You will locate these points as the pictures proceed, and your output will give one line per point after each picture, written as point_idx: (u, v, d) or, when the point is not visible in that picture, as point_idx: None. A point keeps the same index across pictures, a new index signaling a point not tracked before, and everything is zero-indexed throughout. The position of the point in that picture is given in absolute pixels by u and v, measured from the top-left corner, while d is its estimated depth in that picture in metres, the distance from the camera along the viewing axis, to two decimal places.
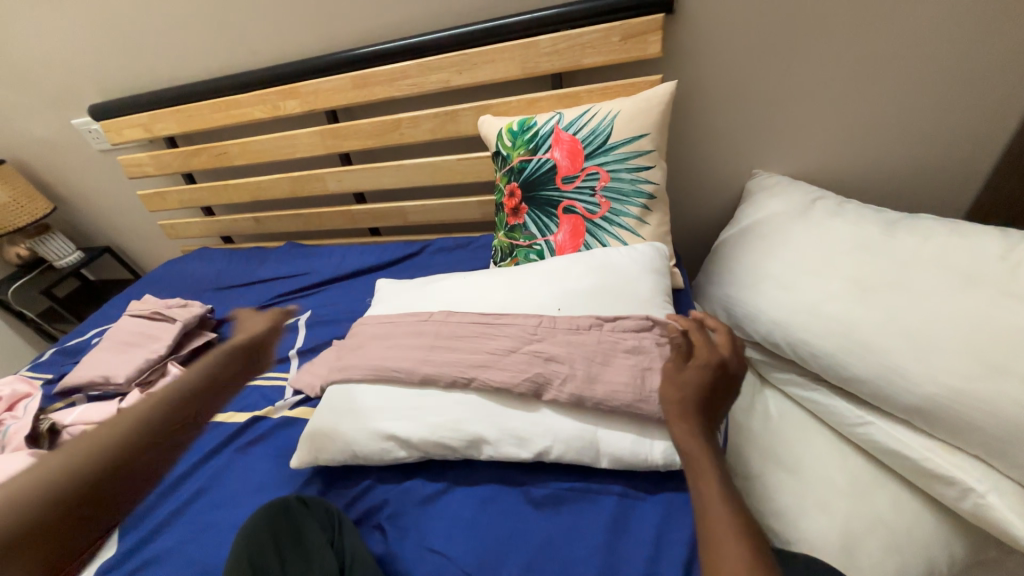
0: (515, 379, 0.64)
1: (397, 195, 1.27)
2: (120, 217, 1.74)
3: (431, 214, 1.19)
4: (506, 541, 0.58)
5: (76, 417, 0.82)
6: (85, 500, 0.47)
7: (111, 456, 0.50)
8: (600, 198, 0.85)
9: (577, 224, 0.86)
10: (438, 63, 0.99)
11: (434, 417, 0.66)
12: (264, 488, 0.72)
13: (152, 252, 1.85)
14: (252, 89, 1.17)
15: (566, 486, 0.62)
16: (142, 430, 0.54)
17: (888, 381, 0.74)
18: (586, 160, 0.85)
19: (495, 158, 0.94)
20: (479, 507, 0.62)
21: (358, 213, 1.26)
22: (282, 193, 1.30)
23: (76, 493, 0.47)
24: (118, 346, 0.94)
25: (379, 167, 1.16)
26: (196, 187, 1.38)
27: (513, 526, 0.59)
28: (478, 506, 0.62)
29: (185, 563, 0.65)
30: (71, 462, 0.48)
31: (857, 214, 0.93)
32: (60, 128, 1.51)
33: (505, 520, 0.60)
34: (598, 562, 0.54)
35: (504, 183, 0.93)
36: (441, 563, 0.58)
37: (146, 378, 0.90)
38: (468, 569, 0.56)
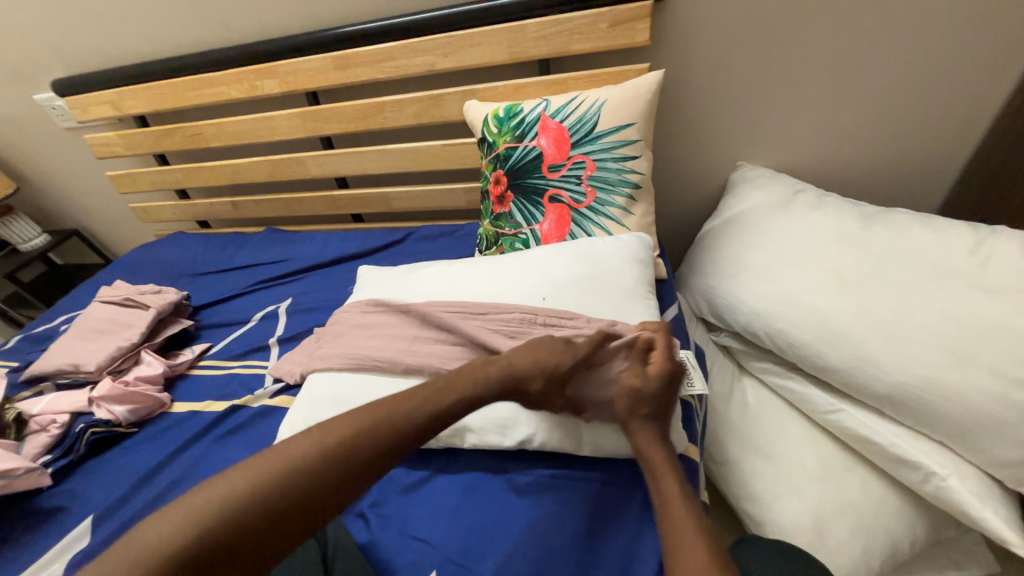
0: None
1: (381, 180, 1.25)
2: (89, 199, 1.67)
3: (416, 201, 1.17)
4: (490, 528, 0.59)
5: (44, 407, 0.79)
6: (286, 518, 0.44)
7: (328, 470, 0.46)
8: (586, 187, 0.84)
9: (563, 213, 0.85)
10: (422, 45, 0.96)
11: None
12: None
13: (124, 236, 1.79)
14: (228, 67, 1.13)
15: (548, 474, 0.62)
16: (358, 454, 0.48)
17: (862, 371, 0.76)
18: (573, 148, 0.84)
19: (481, 144, 0.93)
20: (463, 494, 0.62)
21: (340, 198, 1.23)
22: (261, 177, 1.26)
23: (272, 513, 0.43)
24: (87, 334, 0.91)
25: (362, 152, 1.13)
26: (169, 168, 1.33)
27: (497, 513, 0.60)
28: (461, 494, 0.62)
29: None
30: (275, 480, 0.44)
31: (836, 207, 0.94)
32: (21, 104, 1.43)
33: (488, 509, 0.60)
34: (580, 548, 0.55)
35: (490, 171, 0.91)
36: (424, 550, 0.58)
37: (118, 367, 0.87)
38: (451, 557, 0.57)
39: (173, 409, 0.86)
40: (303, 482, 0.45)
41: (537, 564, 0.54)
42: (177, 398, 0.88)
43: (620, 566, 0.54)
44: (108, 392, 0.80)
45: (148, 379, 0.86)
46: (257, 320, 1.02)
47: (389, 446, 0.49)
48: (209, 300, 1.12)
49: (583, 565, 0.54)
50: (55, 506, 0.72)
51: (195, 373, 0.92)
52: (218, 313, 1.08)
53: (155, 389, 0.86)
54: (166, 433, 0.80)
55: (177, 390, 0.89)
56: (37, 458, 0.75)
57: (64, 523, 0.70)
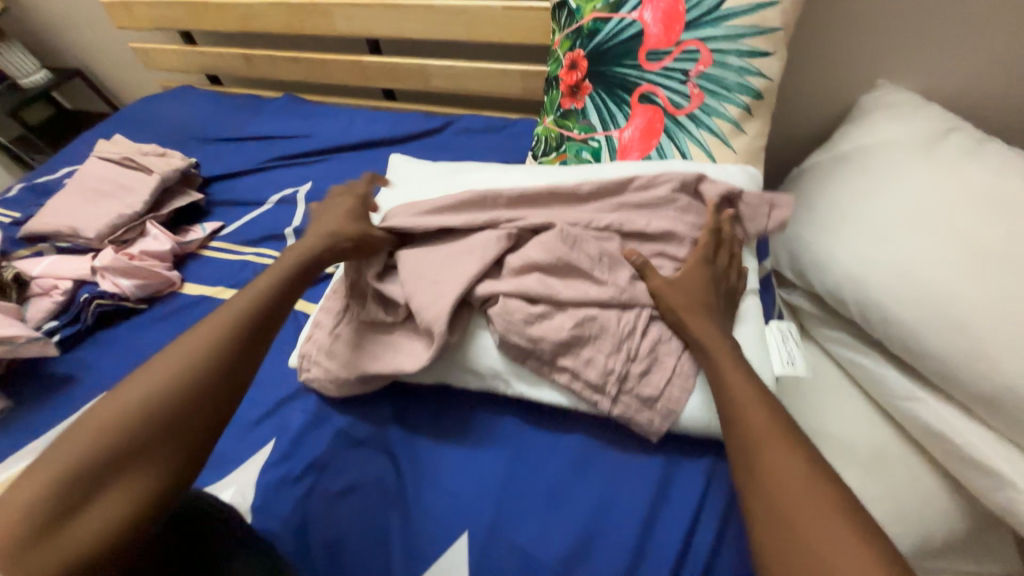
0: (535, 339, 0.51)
1: (419, 47, 1.02)
2: (85, 34, 1.44)
3: (461, 81, 0.97)
4: (554, 485, 0.51)
5: (47, 270, 0.73)
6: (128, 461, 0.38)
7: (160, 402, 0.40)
8: (693, 87, 0.64)
9: (654, 119, 0.66)
10: None
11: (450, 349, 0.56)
12: (257, 382, 0.66)
13: (126, 87, 1.58)
14: None
15: (584, 446, 0.53)
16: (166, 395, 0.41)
17: (968, 367, 0.61)
18: (686, 30, 0.63)
19: (558, 10, 0.71)
20: (522, 438, 0.55)
21: (370, 66, 1.03)
22: (275, 25, 1.04)
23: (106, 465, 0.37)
24: (86, 194, 0.81)
25: (401, 6, 0.90)
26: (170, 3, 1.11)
27: (565, 466, 0.52)
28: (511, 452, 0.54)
29: None
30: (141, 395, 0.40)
31: (998, 156, 0.71)
32: None
33: (554, 458, 0.53)
34: (637, 525, 0.48)
35: (564, 50, 0.71)
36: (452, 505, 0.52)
37: (121, 238, 0.78)
38: (486, 522, 0.51)
39: (184, 290, 0.78)
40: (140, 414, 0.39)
41: (584, 535, 0.48)
42: (188, 279, 0.80)
43: (682, 542, 0.47)
44: (112, 263, 0.73)
45: (155, 254, 0.78)
46: (273, 204, 0.91)
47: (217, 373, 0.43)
48: (219, 173, 0.99)
49: (637, 544, 0.47)
50: (68, 374, 0.69)
51: (206, 254, 0.84)
52: (232, 188, 0.96)
53: (164, 266, 0.78)
54: (177, 317, 0.74)
55: (188, 269, 0.81)
56: (43, 323, 0.70)
57: (77, 394, 0.67)
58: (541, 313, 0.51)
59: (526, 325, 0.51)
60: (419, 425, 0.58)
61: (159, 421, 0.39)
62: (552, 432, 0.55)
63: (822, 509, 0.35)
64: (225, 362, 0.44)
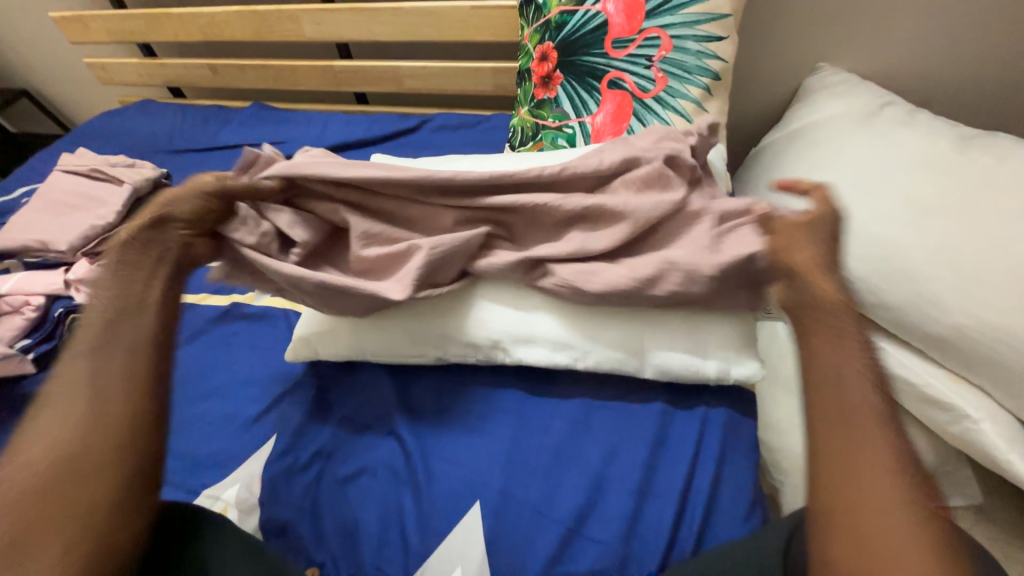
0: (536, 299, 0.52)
1: (389, 50, 1.04)
2: (31, 50, 1.38)
3: (433, 81, 0.99)
4: (559, 445, 0.53)
5: (14, 287, 0.70)
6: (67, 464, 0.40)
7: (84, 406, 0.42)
8: (657, 71, 0.69)
9: (623, 103, 0.71)
10: None
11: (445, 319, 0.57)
12: (251, 381, 0.65)
13: (78, 104, 1.52)
14: None
15: (584, 409, 0.56)
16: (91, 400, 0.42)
17: (920, 312, 0.67)
18: (646, 19, 0.68)
19: (526, 6, 0.75)
20: (523, 407, 0.57)
21: (341, 71, 1.04)
22: (240, 34, 1.03)
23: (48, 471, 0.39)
24: (53, 208, 0.78)
25: (370, 9, 0.92)
26: (127, 14, 1.08)
27: (568, 427, 0.55)
28: (516, 422, 0.56)
29: (173, 455, 0.60)
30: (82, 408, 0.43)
31: (928, 126, 0.79)
32: None
33: (557, 419, 0.55)
34: (640, 475, 0.51)
35: (534, 43, 0.75)
36: (460, 476, 0.53)
37: (94, 249, 0.75)
38: (495, 488, 0.52)
39: None
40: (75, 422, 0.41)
41: (590, 490, 0.50)
42: None
43: (683, 486, 0.50)
44: (87, 275, 0.71)
45: None
46: None
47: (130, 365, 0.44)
48: None
49: (641, 492, 0.50)
50: (46, 393, 0.66)
51: None
52: None
53: None
54: None
55: None
56: (15, 341, 0.66)
57: None
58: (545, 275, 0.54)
59: (527, 290, 0.53)
60: (424, 406, 0.59)
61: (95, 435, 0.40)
62: (553, 398, 0.57)
63: (882, 501, 0.35)
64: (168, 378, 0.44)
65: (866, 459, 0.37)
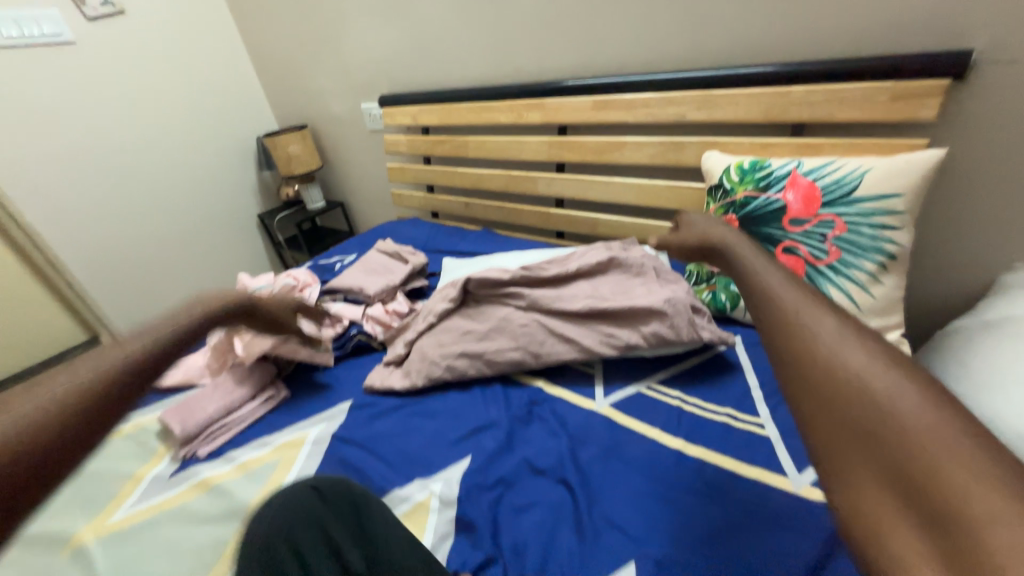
0: (535, 325, 0.90)
1: (593, 206, 1.40)
2: (360, 182, 2.20)
3: (624, 230, 1.29)
4: (713, 536, 0.58)
5: (337, 310, 1.08)
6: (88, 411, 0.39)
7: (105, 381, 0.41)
8: (830, 246, 0.83)
9: (797, 266, 0.85)
10: (680, 98, 1.09)
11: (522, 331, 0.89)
12: (457, 414, 0.84)
13: (369, 215, 2.28)
14: (504, 99, 1.42)
15: (740, 513, 0.60)
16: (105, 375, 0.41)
17: None
18: (823, 207, 0.85)
19: (714, 190, 1.00)
20: (680, 496, 0.64)
21: (555, 215, 1.42)
22: (495, 185, 1.53)
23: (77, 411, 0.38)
24: (367, 270, 1.21)
25: (590, 179, 1.30)
26: (430, 168, 1.71)
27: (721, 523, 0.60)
28: (672, 506, 0.63)
29: (395, 448, 0.80)
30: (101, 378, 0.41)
31: None
32: (352, 110, 2.00)
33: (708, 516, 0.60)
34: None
35: (718, 214, 0.98)
36: (618, 536, 0.61)
37: (382, 299, 1.13)
38: (651, 553, 0.58)
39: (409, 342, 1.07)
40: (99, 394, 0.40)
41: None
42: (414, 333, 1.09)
43: None
44: (375, 314, 1.07)
45: (399, 312, 1.09)
46: None
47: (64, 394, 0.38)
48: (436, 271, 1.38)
49: None
50: (326, 383, 0.99)
51: None
52: None
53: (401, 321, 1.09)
54: None
55: None
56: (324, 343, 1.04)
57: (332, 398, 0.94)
58: (543, 338, 0.88)
59: (549, 330, 0.88)
60: (589, 475, 0.69)
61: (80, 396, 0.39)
62: (707, 492, 0.64)
63: (945, 452, 0.27)
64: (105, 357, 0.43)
65: (897, 428, 0.29)
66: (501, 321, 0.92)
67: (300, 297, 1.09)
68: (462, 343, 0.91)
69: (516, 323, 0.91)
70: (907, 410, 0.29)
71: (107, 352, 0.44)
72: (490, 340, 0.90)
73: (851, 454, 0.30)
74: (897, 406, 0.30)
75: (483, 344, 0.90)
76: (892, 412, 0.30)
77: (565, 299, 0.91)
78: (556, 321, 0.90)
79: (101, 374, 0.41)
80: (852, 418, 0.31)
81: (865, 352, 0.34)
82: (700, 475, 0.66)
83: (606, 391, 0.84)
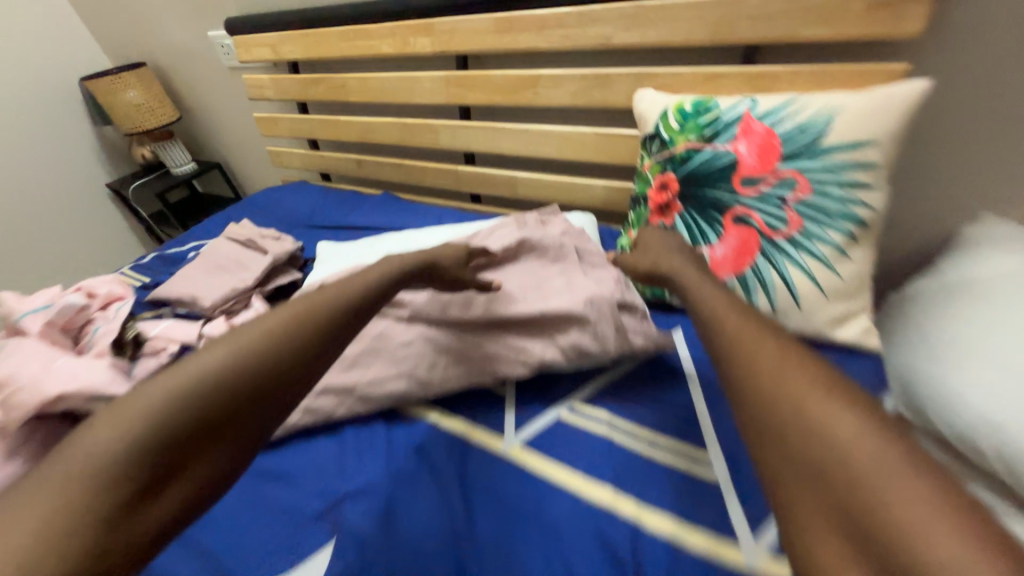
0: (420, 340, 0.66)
1: (510, 161, 1.14)
2: (233, 137, 1.76)
3: (546, 191, 1.05)
4: None
5: (160, 332, 0.79)
6: (188, 446, 0.37)
7: (169, 427, 0.36)
8: (790, 212, 0.65)
9: (750, 239, 0.67)
10: (603, 13, 0.82)
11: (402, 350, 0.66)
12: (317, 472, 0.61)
13: (252, 178, 1.86)
14: (383, 20, 1.07)
15: None
16: (162, 423, 0.36)
17: None
18: (782, 161, 0.65)
19: (649, 141, 0.77)
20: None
21: (465, 174, 1.15)
22: (388, 138, 1.21)
23: (160, 458, 0.36)
24: (210, 267, 0.91)
25: (500, 127, 1.03)
26: (308, 118, 1.34)
27: None
28: None
29: (225, 536, 0.57)
30: (153, 421, 0.36)
31: None
32: (198, 40, 1.52)
33: None
34: None
35: (654, 173, 0.76)
36: None
37: (228, 308, 0.84)
38: None
39: None
40: (161, 434, 0.36)
41: None
42: None
43: None
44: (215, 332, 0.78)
45: None
46: None
47: (187, 433, 0.37)
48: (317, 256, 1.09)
49: None
50: None
51: None
52: None
53: None
54: None
55: None
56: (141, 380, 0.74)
57: None
58: (431, 361, 0.65)
59: (439, 345, 0.66)
60: (491, 570, 0.50)
61: (125, 451, 0.34)
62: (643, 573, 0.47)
63: (900, 491, 0.25)
64: (183, 389, 0.37)
65: (842, 473, 0.27)
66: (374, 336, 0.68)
67: (98, 320, 0.77)
68: (325, 373, 0.67)
69: (397, 340, 0.67)
70: (847, 445, 0.27)
71: (121, 404, 0.36)
72: (361, 367, 0.66)
73: (794, 491, 0.29)
74: (828, 428, 0.28)
75: (353, 374, 0.66)
76: (813, 427, 0.29)
77: (461, 303, 0.68)
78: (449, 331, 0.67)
79: (143, 423, 0.36)
80: (807, 458, 0.29)
81: (806, 370, 0.32)
82: (633, 544, 0.49)
83: (516, 422, 0.64)
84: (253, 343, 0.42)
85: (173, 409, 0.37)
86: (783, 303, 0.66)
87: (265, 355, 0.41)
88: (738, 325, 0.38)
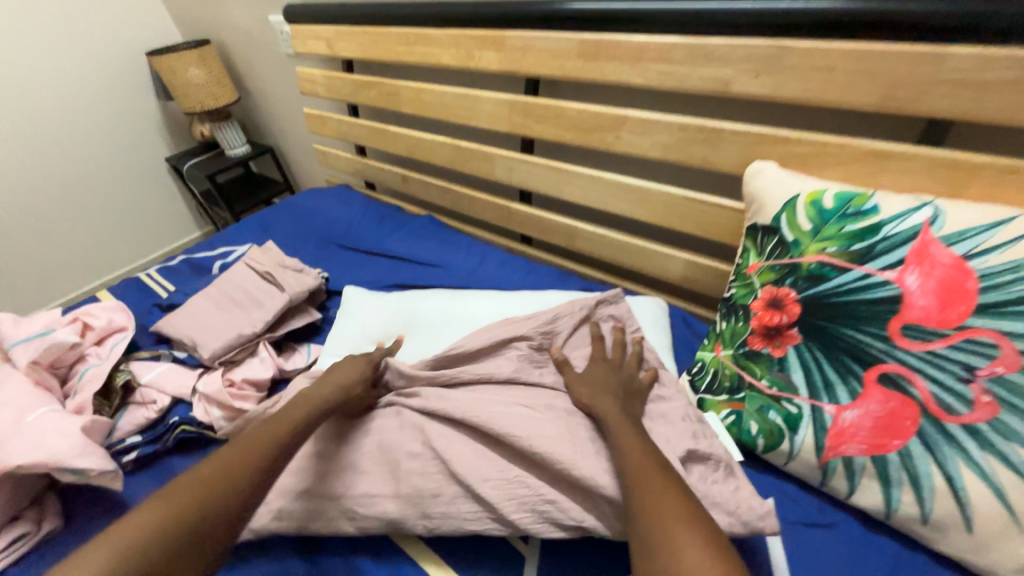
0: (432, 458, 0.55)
1: (573, 205, 0.96)
2: (285, 126, 1.69)
3: (611, 251, 0.87)
4: None
5: (152, 379, 0.70)
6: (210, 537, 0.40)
7: (207, 517, 0.40)
8: (977, 391, 0.44)
9: (901, 413, 0.47)
10: (725, 51, 0.61)
11: (408, 467, 0.55)
12: None
13: (301, 168, 1.79)
14: (447, 25, 0.91)
15: None
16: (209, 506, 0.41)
17: None
18: (976, 313, 0.44)
19: (764, 235, 0.58)
20: None
21: (517, 213, 0.99)
22: (438, 159, 1.07)
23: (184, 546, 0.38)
24: (221, 300, 0.81)
25: (567, 170, 0.85)
26: (356, 122, 1.22)
27: None
28: None
29: None
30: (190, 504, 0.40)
31: None
32: (259, 23, 1.44)
33: None
34: None
35: (766, 282, 0.57)
36: None
37: (231, 357, 0.75)
38: None
39: None
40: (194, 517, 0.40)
41: None
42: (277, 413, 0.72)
43: None
44: (211, 391, 0.68)
45: (253, 382, 0.72)
46: None
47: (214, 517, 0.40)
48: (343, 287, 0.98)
49: None
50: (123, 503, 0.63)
51: None
52: None
53: (257, 395, 0.71)
54: None
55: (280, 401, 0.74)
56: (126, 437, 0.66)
57: None
58: (442, 488, 0.53)
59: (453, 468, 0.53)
60: None
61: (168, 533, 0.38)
62: None
63: None
64: (207, 489, 0.41)
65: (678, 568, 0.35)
66: (382, 444, 0.58)
67: (90, 359, 0.69)
68: (316, 475, 0.56)
69: (404, 452, 0.56)
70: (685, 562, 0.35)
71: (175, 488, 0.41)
72: (359, 475, 0.56)
73: None
74: None
75: (348, 482, 0.55)
76: (671, 545, 0.36)
77: (484, 412, 0.56)
78: (467, 452, 0.55)
79: (182, 508, 0.39)
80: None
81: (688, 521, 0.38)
82: None
83: None
84: (266, 432, 0.49)
85: (204, 498, 0.41)
86: (942, 517, 0.46)
87: (266, 445, 0.48)
88: (664, 492, 0.41)
